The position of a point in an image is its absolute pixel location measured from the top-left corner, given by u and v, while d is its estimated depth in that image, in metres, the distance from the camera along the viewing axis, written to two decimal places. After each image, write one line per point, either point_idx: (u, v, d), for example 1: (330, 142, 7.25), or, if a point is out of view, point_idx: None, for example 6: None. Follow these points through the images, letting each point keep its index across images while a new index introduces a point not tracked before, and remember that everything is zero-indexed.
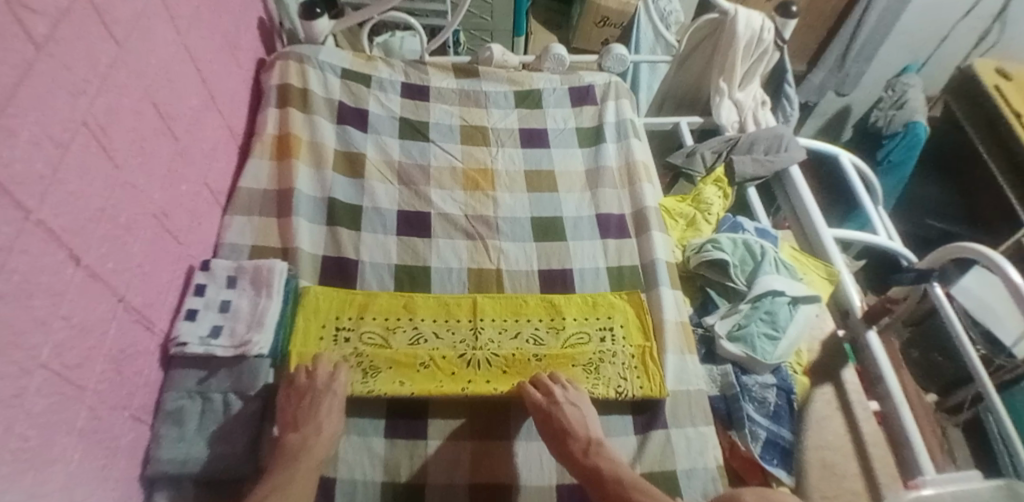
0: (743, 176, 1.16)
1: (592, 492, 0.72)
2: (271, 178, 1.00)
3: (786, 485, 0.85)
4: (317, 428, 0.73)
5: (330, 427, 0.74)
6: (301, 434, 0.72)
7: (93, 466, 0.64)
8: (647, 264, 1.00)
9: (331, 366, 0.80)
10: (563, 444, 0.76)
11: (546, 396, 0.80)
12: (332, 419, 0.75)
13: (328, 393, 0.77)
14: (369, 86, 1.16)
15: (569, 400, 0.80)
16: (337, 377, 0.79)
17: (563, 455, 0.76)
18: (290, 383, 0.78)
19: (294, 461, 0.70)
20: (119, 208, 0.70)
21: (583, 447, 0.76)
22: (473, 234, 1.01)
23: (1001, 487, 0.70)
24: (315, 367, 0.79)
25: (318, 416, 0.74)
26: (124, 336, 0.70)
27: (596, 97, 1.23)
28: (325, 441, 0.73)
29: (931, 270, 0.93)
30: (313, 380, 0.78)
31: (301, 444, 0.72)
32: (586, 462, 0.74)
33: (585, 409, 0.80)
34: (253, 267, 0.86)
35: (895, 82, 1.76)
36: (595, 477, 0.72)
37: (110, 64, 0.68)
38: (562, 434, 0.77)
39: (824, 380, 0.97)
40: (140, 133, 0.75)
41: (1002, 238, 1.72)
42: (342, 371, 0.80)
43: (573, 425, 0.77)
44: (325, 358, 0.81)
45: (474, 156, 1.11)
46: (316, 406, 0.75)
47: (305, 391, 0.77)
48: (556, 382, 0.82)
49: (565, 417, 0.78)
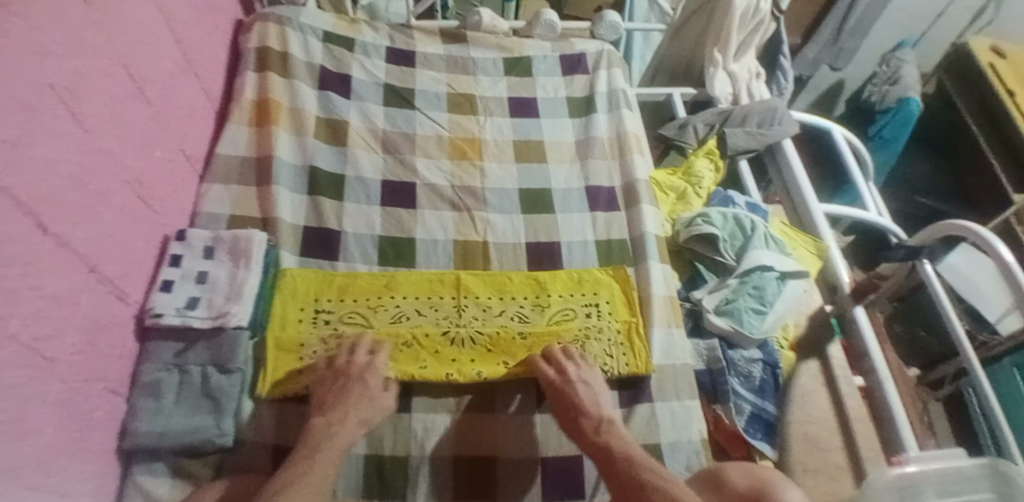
0: (735, 149, 1.15)
1: (601, 471, 0.69)
2: (250, 144, 0.97)
3: (770, 459, 0.85)
4: (343, 415, 0.72)
5: (357, 415, 0.72)
6: (326, 418, 0.71)
7: (68, 439, 0.62)
8: (636, 238, 0.99)
9: (369, 343, 0.80)
10: (575, 421, 0.75)
11: (560, 375, 0.79)
12: (363, 408, 0.73)
13: (361, 380, 0.75)
14: (352, 50, 1.12)
15: (582, 378, 0.79)
16: (372, 364, 0.77)
17: (575, 432, 0.75)
18: (329, 366, 0.77)
19: (315, 447, 0.67)
20: (90, 174, 0.67)
21: (594, 426, 0.74)
22: (459, 205, 0.99)
23: (985, 466, 0.71)
24: (357, 349, 0.79)
25: (346, 403, 0.73)
26: (97, 307, 0.68)
27: (588, 66, 1.20)
28: (350, 430, 0.71)
29: (921, 246, 0.90)
30: (352, 360, 0.77)
31: (325, 430, 0.70)
32: (598, 440, 0.72)
33: (603, 395, 0.79)
34: (231, 237, 0.84)
35: (889, 57, 1.72)
36: (607, 455, 0.70)
37: (79, 25, 0.65)
38: (575, 413, 0.76)
39: (810, 355, 0.97)
40: (111, 97, 0.71)
41: (991, 217, 1.73)
42: (380, 356, 0.79)
43: (584, 403, 0.76)
44: (366, 337, 0.81)
45: (462, 126, 1.08)
46: (347, 393, 0.74)
47: (340, 376, 0.76)
48: (569, 357, 0.82)
49: (576, 396, 0.77)
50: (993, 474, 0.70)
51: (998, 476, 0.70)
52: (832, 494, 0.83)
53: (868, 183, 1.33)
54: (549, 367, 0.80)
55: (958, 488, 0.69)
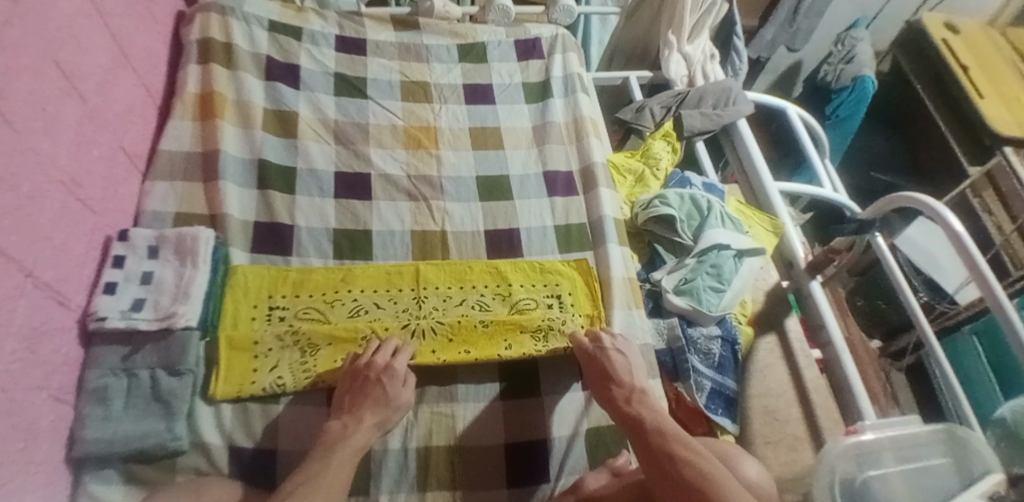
0: (691, 131, 1.15)
1: (632, 438, 0.72)
2: (195, 139, 0.94)
3: (731, 433, 0.88)
4: (359, 419, 0.72)
5: (374, 418, 0.72)
6: (342, 421, 0.72)
7: (10, 452, 0.59)
8: (595, 221, 0.99)
9: (395, 343, 0.80)
10: (607, 389, 0.77)
11: (595, 343, 0.81)
12: (380, 412, 0.73)
13: (379, 382, 0.75)
14: (300, 39, 1.09)
15: (616, 347, 0.81)
16: (391, 366, 0.76)
17: (608, 400, 0.77)
18: (350, 366, 0.77)
19: (330, 448, 0.69)
20: (21, 175, 0.63)
21: (626, 396, 0.76)
22: (416, 195, 0.98)
23: (942, 432, 0.72)
24: (387, 337, 0.81)
25: (362, 408, 0.73)
26: (36, 313, 0.64)
27: (543, 50, 1.20)
28: (365, 432, 0.71)
29: (874, 219, 0.92)
30: (374, 359, 0.77)
31: (341, 433, 0.71)
32: (628, 410, 0.74)
33: (639, 372, 0.80)
34: (176, 236, 0.81)
35: (844, 36, 1.75)
36: (636, 422, 0.72)
37: (3, 19, 0.61)
38: (613, 387, 0.77)
39: (767, 329, 1.00)
40: (42, 95, 0.67)
41: (946, 189, 1.76)
42: (400, 356, 0.78)
43: (618, 371, 0.78)
44: (393, 338, 0.81)
45: (416, 114, 1.07)
46: (366, 394, 0.74)
47: (358, 376, 0.76)
48: (606, 331, 0.84)
49: (613, 366, 0.79)
50: (948, 438, 0.72)
51: (953, 440, 0.71)
52: (793, 464, 0.87)
53: (823, 160, 1.35)
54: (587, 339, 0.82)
55: (916, 453, 0.72)
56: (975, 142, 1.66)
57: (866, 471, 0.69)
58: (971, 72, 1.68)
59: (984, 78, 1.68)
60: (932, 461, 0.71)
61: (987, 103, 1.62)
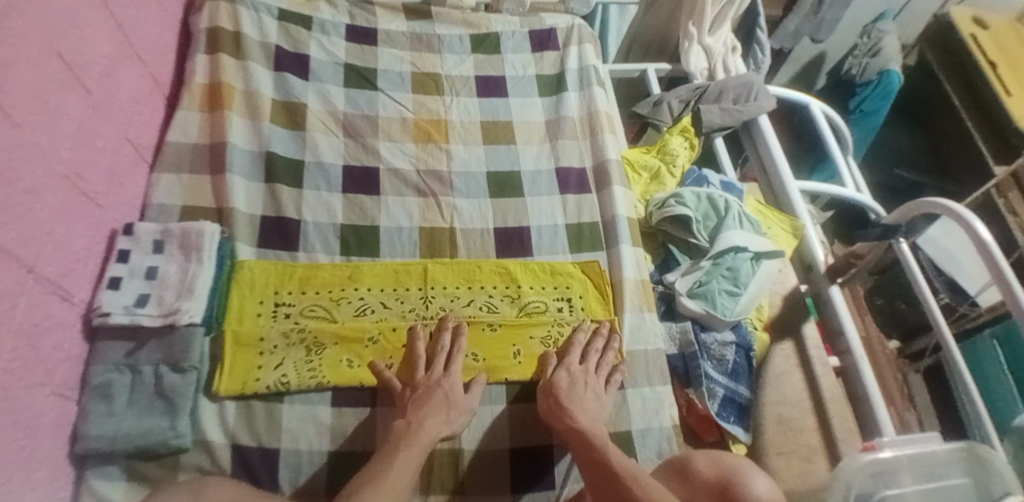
0: (710, 127, 1.11)
1: (579, 453, 0.70)
2: (202, 130, 0.93)
3: (743, 442, 0.86)
4: (422, 418, 0.72)
5: (436, 420, 0.72)
6: (407, 419, 0.72)
7: (10, 450, 0.58)
8: (608, 221, 0.96)
9: (453, 327, 0.82)
10: (557, 407, 0.75)
11: (583, 366, 0.80)
12: (440, 414, 0.73)
13: (440, 387, 0.75)
14: (309, 28, 1.07)
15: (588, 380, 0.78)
16: (449, 374, 0.77)
17: (558, 411, 0.74)
18: (423, 378, 0.77)
19: (395, 446, 0.68)
20: (21, 170, 0.61)
21: (581, 413, 0.74)
22: (425, 190, 0.96)
23: (961, 450, 0.69)
24: (441, 328, 0.81)
25: (425, 410, 0.73)
26: (38, 309, 0.63)
27: (559, 41, 1.16)
28: (430, 428, 0.71)
29: (898, 224, 0.84)
30: (429, 375, 0.77)
31: (405, 430, 0.70)
32: (570, 426, 0.72)
33: (595, 404, 0.77)
34: (181, 230, 0.80)
35: (870, 28, 1.66)
36: (579, 437, 0.71)
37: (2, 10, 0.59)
38: (567, 404, 0.75)
39: (785, 335, 0.97)
40: (43, 88, 0.66)
41: (967, 190, 1.72)
42: (454, 369, 0.78)
43: (575, 400, 0.75)
44: (449, 331, 0.81)
45: (427, 107, 1.04)
46: (429, 397, 0.74)
47: (420, 388, 0.76)
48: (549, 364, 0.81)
49: (582, 396, 0.76)
50: (968, 457, 0.68)
51: (974, 459, 0.68)
52: (806, 476, 0.84)
53: (846, 158, 1.30)
54: (577, 358, 0.81)
55: (937, 472, 0.69)
56: (1001, 141, 1.61)
57: (883, 490, 0.67)
58: (998, 69, 1.61)
59: (1011, 75, 1.62)
60: (952, 481, 0.68)
61: (1016, 102, 1.56)
